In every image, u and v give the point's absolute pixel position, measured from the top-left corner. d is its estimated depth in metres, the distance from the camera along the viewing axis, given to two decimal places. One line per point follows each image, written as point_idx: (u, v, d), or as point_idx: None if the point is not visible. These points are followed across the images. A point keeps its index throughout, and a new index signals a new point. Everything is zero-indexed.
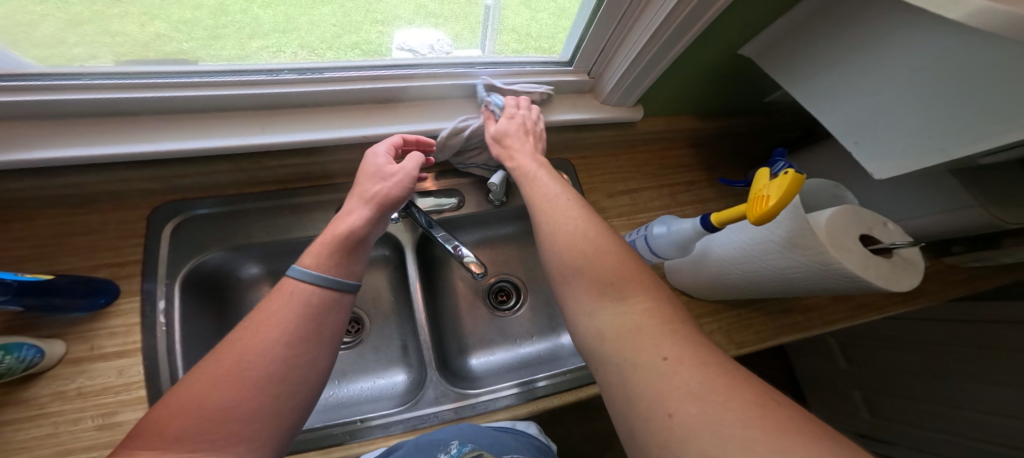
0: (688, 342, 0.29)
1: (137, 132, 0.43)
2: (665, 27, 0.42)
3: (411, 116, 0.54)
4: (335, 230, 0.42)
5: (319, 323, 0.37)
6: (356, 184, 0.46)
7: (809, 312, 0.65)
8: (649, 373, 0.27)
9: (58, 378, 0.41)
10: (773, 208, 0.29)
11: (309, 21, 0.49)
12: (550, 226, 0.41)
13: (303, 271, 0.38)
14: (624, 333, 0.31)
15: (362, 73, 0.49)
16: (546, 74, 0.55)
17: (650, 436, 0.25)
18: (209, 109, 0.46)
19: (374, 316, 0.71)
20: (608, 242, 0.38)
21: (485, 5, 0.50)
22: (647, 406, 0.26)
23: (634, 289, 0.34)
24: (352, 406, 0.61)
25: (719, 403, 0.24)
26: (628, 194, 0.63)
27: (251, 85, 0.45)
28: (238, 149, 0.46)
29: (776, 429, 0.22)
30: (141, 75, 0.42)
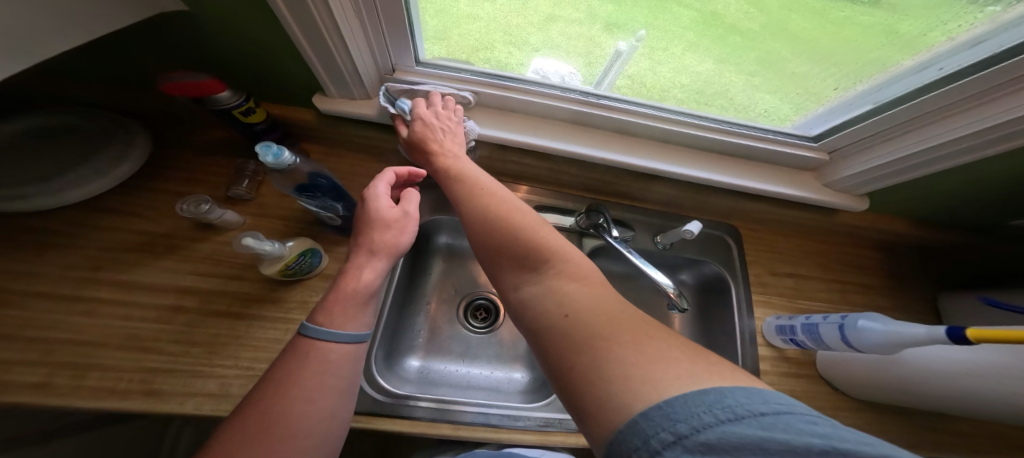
0: (587, 295, 0.34)
1: (428, 111, 0.55)
2: (949, 143, 0.46)
3: (647, 152, 0.59)
4: (347, 285, 0.44)
5: (331, 375, 0.40)
6: (357, 237, 0.47)
7: (964, 445, 0.61)
8: (558, 331, 0.32)
9: (309, 288, 0.49)
10: None
11: (459, 33, 0.55)
12: (480, 204, 0.45)
13: (318, 332, 0.40)
14: (540, 303, 0.35)
15: (634, 106, 0.56)
16: (784, 143, 0.58)
17: (571, 390, 0.29)
18: (489, 106, 0.58)
19: (508, 311, 0.76)
20: (515, 216, 0.43)
21: (618, 50, 0.57)
22: (565, 363, 0.30)
23: (541, 258, 0.38)
24: (476, 388, 0.67)
25: (620, 346, 0.28)
26: (793, 277, 0.64)
27: (538, 97, 0.56)
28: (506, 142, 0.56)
29: (670, 359, 0.27)
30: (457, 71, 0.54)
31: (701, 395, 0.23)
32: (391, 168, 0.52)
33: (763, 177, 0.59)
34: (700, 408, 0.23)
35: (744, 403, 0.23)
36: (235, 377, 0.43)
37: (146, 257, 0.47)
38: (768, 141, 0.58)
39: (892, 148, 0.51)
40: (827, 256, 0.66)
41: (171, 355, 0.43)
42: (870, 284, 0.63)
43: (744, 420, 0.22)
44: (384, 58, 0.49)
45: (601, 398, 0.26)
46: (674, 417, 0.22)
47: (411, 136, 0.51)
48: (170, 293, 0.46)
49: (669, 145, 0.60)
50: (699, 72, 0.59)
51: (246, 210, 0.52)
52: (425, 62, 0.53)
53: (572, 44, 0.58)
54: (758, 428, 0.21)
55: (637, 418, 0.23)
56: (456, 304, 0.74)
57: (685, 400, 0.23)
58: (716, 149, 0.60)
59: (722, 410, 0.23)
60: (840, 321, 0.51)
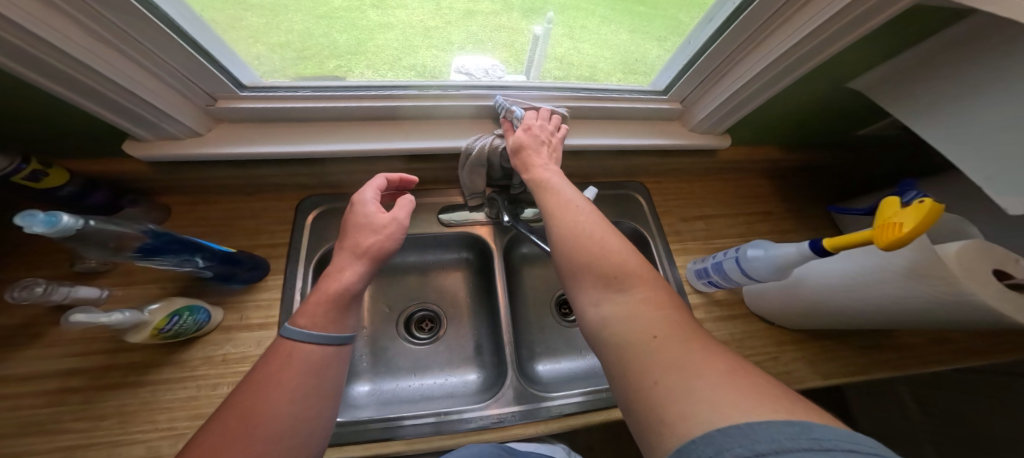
0: (667, 322, 0.35)
1: (286, 137, 0.51)
2: (772, 66, 0.45)
3: (512, 133, 0.59)
4: (329, 287, 0.45)
5: (313, 378, 0.40)
6: (345, 239, 0.50)
7: (904, 352, 0.62)
8: (642, 350, 0.33)
9: (210, 343, 0.49)
10: (908, 235, 0.30)
11: (375, 46, 0.71)
12: (567, 225, 0.45)
13: (300, 331, 0.41)
14: (621, 322, 0.36)
15: (485, 92, 0.57)
16: (641, 101, 0.58)
17: (643, 404, 0.30)
18: (352, 117, 0.54)
19: (451, 315, 0.74)
20: (617, 245, 0.43)
21: (533, 41, 0.74)
22: (637, 380, 0.31)
23: (635, 282, 0.39)
24: (428, 400, 0.65)
25: (700, 376, 0.29)
26: (703, 220, 0.65)
27: (386, 99, 0.53)
28: (369, 152, 0.53)
29: (756, 396, 0.27)
30: (298, 88, 0.50)
31: (785, 426, 0.24)
32: (383, 174, 0.56)
33: (629, 133, 0.60)
34: (783, 437, 0.23)
35: (834, 440, 0.23)
36: (154, 439, 0.42)
37: (22, 347, 0.45)
38: (626, 100, 0.58)
39: (729, 84, 0.50)
40: (727, 193, 0.68)
41: (80, 432, 0.42)
42: (767, 212, 0.66)
43: (830, 452, 0.22)
44: (195, 92, 0.45)
45: (672, 411, 0.28)
46: (753, 437, 0.23)
47: (519, 142, 0.52)
48: (54, 377, 0.44)
49: (530, 122, 0.60)
50: (617, 46, 0.74)
51: (107, 281, 0.48)
52: (251, 86, 0.49)
53: (496, 43, 0.76)
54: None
55: (711, 433, 0.24)
56: (397, 321, 0.73)
57: (765, 427, 0.24)
58: (586, 116, 0.60)
59: (806, 440, 0.23)
60: (736, 255, 0.52)
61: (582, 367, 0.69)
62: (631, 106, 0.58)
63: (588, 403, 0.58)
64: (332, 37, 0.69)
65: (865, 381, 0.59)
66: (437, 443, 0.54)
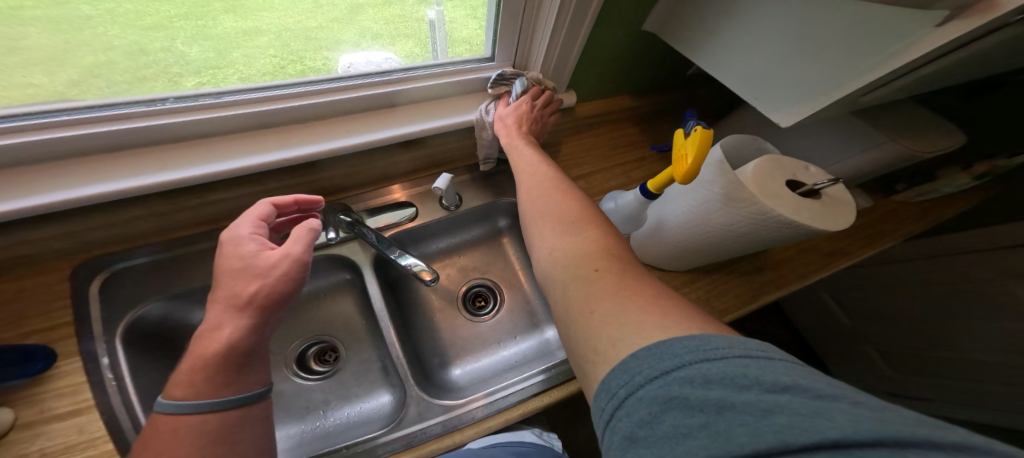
0: (616, 258, 0.34)
1: (28, 185, 0.41)
2: (565, 7, 0.46)
3: (335, 133, 0.54)
4: (206, 350, 0.39)
5: (211, 449, 0.37)
6: (218, 287, 0.42)
7: (784, 268, 0.65)
8: (581, 282, 0.32)
9: (15, 442, 0.39)
10: (693, 165, 0.30)
11: (243, 55, 0.49)
12: (526, 188, 0.48)
13: (177, 404, 0.37)
14: (563, 259, 0.35)
15: (269, 93, 0.50)
16: (470, 71, 0.59)
17: (578, 336, 0.30)
18: (119, 148, 0.46)
19: (350, 341, 0.69)
20: (572, 198, 0.43)
21: (429, 18, 0.54)
22: (576, 311, 0.31)
23: (586, 225, 0.39)
24: (338, 436, 0.59)
25: (629, 305, 0.28)
26: (583, 178, 0.62)
27: (146, 119, 0.45)
28: (136, 191, 0.44)
29: (680, 318, 0.26)
30: (10, 117, 0.39)
31: (688, 341, 0.23)
32: (270, 198, 0.49)
33: (461, 110, 0.60)
34: (687, 353, 0.22)
35: (729, 347, 0.22)
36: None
37: None
38: (447, 74, 0.58)
39: (542, 35, 0.51)
40: (599, 147, 0.65)
41: None
42: (642, 158, 0.64)
43: (726, 360, 0.21)
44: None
45: (605, 337, 0.27)
46: (661, 358, 0.23)
47: (502, 115, 0.56)
48: None
49: (339, 120, 0.55)
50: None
51: None
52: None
53: (392, 29, 0.54)
54: (737, 370, 0.21)
55: (628, 358, 0.24)
56: (287, 362, 0.66)
57: (672, 344, 0.23)
58: (415, 98, 0.58)
59: (702, 352, 0.22)
60: None
61: (498, 363, 0.66)
62: (456, 79, 0.59)
63: (500, 401, 0.54)
64: (176, 50, 0.45)
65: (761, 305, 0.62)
66: None
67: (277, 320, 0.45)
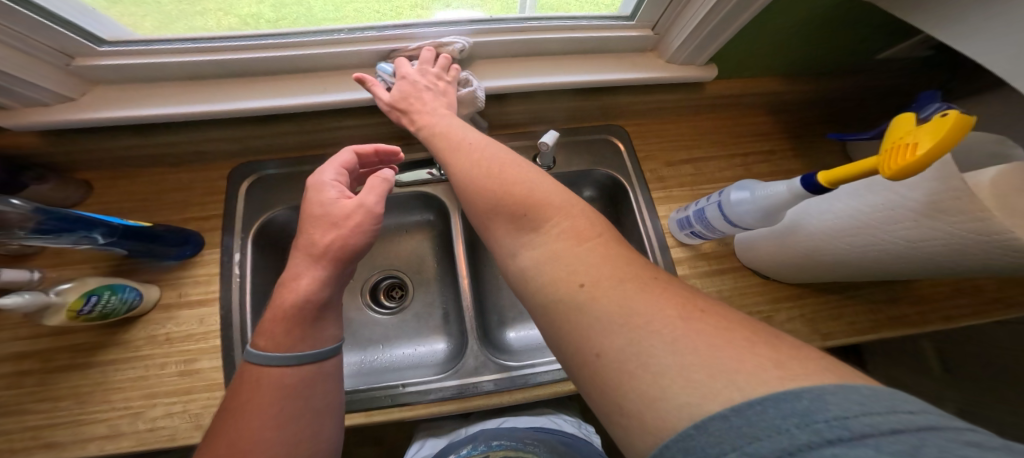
0: (595, 256, 0.27)
1: (206, 94, 0.45)
2: None
3: (469, 75, 0.49)
4: (288, 299, 0.41)
5: (298, 401, 0.40)
6: (301, 235, 0.43)
7: (923, 304, 0.56)
8: (569, 305, 0.26)
9: (151, 322, 0.47)
10: (920, 159, 0.23)
11: (355, 9, 0.45)
12: (457, 174, 0.37)
13: (262, 356, 0.39)
14: (546, 268, 0.29)
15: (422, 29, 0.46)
16: (598, 31, 0.46)
17: (588, 376, 0.24)
18: (279, 72, 0.47)
19: (418, 282, 0.71)
20: (523, 180, 0.34)
21: None
22: (579, 348, 0.25)
23: (546, 215, 0.31)
24: (396, 369, 0.63)
25: (650, 329, 0.22)
26: (692, 163, 0.56)
27: (309, 47, 0.45)
28: (294, 109, 0.46)
29: (709, 344, 0.20)
30: (221, 41, 0.43)
31: (780, 401, 0.17)
32: (349, 147, 0.50)
33: (596, 69, 0.49)
34: (792, 424, 0.16)
35: (902, 409, 0.16)
36: (120, 415, 0.43)
37: None
38: (580, 31, 0.47)
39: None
40: (720, 130, 0.57)
41: (41, 415, 0.43)
42: (772, 150, 0.55)
43: (915, 431, 0.14)
44: (42, 50, 0.37)
45: (635, 389, 0.21)
46: (796, 419, 0.16)
47: (400, 95, 0.43)
48: (6, 362, 0.44)
49: (480, 63, 0.49)
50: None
51: (41, 262, 0.44)
52: (113, 41, 0.40)
53: None
54: (941, 445, 0.14)
55: (687, 432, 0.18)
56: (362, 291, 0.70)
57: (804, 399, 0.16)
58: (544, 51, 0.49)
59: (824, 426, 0.15)
60: (718, 199, 0.45)
61: None
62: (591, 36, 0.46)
63: (561, 373, 0.54)
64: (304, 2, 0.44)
65: (875, 339, 0.54)
66: (398, 413, 0.52)
67: (350, 273, 0.46)
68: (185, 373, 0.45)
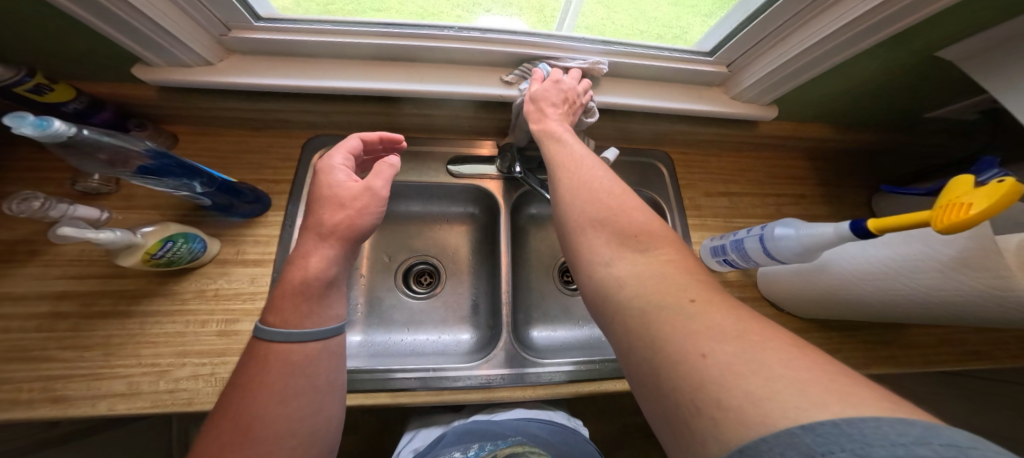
0: (707, 285, 0.27)
1: (312, 69, 0.45)
2: (849, 25, 0.38)
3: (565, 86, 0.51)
4: (296, 276, 0.41)
5: (309, 376, 0.40)
6: (309, 215, 0.44)
7: (912, 350, 0.61)
8: (674, 314, 0.24)
9: (204, 276, 0.47)
10: (975, 217, 0.28)
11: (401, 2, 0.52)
12: (569, 181, 0.38)
13: (267, 330, 0.39)
14: (648, 280, 0.27)
15: (527, 38, 0.48)
16: (683, 61, 0.50)
17: (680, 385, 0.21)
18: (384, 58, 0.47)
19: (450, 272, 0.72)
20: (629, 202, 0.35)
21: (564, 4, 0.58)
22: (676, 351, 0.22)
23: (657, 241, 0.31)
24: (421, 354, 0.65)
25: (763, 345, 0.21)
26: (728, 196, 0.60)
27: (420, 39, 0.46)
28: (399, 95, 0.46)
29: (826, 372, 0.19)
30: (341, 24, 0.43)
31: (904, 426, 0.16)
32: (357, 135, 0.50)
33: (660, 96, 0.52)
34: (908, 441, 0.15)
35: (981, 452, 0.15)
36: (142, 374, 0.44)
37: (9, 267, 0.44)
38: (662, 59, 0.50)
39: (784, 50, 0.44)
40: (758, 171, 0.62)
41: (65, 362, 0.42)
42: (802, 194, 0.60)
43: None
44: (209, 20, 0.38)
45: (743, 393, 0.19)
46: (862, 439, 0.15)
47: (539, 92, 0.46)
48: (45, 299, 0.44)
49: (577, 76, 0.52)
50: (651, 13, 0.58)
51: (111, 202, 0.44)
52: (267, 18, 0.41)
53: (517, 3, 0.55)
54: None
55: (793, 431, 0.16)
56: (395, 273, 0.71)
57: (879, 425, 0.16)
58: (627, 73, 0.52)
59: (937, 446, 0.15)
60: (761, 233, 0.48)
61: (575, 337, 0.68)
62: (671, 66, 0.50)
63: (584, 373, 0.57)
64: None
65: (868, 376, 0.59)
66: (425, 397, 0.53)
67: (354, 257, 0.47)
68: (224, 334, 0.46)
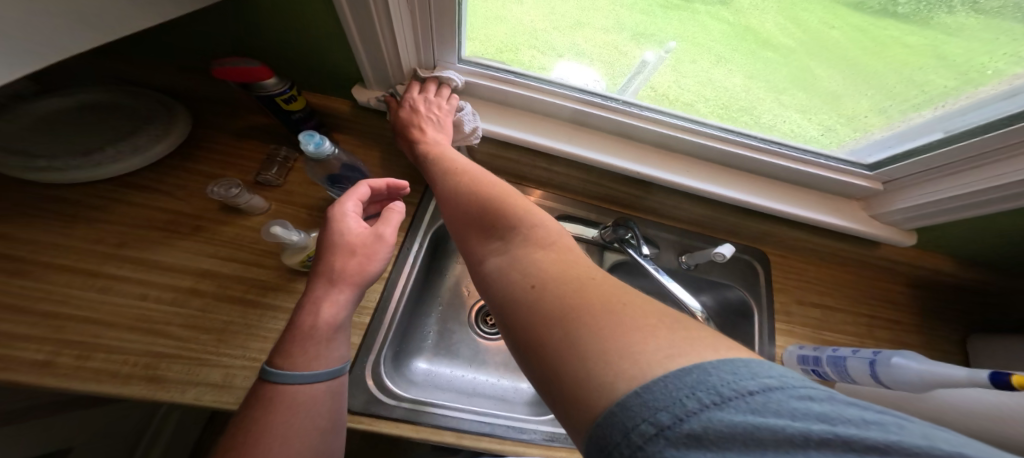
0: (554, 264, 0.29)
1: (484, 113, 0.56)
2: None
3: (701, 175, 0.55)
4: (308, 323, 0.39)
5: (315, 416, 0.37)
6: (322, 264, 0.42)
7: None
8: (518, 303, 0.28)
9: None
10: None
11: (485, 34, 0.53)
12: (442, 182, 0.45)
13: (280, 377, 0.37)
14: (508, 273, 0.31)
15: (679, 122, 0.53)
16: (839, 168, 0.54)
17: (540, 380, 0.24)
18: (542, 113, 0.57)
19: None
20: (485, 194, 0.40)
21: (643, 60, 0.54)
22: (527, 345, 0.26)
23: (508, 227, 0.35)
24: (483, 395, 0.64)
25: (579, 321, 0.23)
26: (821, 308, 0.59)
27: (579, 103, 0.54)
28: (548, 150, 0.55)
29: (631, 329, 0.22)
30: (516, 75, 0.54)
31: (726, 366, 0.19)
32: (366, 182, 0.48)
33: (784, 198, 0.55)
34: (685, 393, 0.18)
35: (732, 380, 0.18)
36: (240, 367, 0.42)
37: (168, 236, 0.48)
38: (818, 165, 0.54)
39: (948, 187, 0.47)
40: (857, 287, 0.62)
41: (178, 341, 0.42)
42: (896, 320, 0.60)
43: (733, 403, 0.17)
44: (425, 52, 0.51)
45: (574, 376, 0.21)
46: (654, 405, 0.18)
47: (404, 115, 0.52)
48: (189, 275, 0.46)
49: (705, 164, 0.56)
50: (727, 87, 0.54)
51: (274, 195, 0.54)
52: (466, 61, 0.53)
53: (596, 52, 0.54)
54: (749, 414, 0.17)
55: (612, 409, 0.19)
56: (470, 307, 0.73)
57: (665, 384, 0.18)
58: (748, 168, 0.56)
59: (704, 392, 0.18)
60: (871, 356, 0.46)
61: None
62: (801, 168, 0.54)
63: None
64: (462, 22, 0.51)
65: None
66: (489, 444, 0.52)
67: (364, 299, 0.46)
68: None
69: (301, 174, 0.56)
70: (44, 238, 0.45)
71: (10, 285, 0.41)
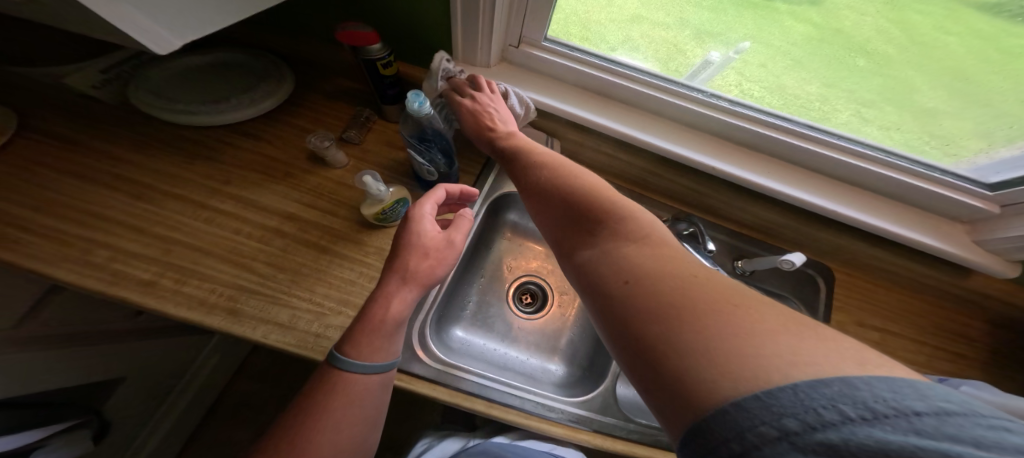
0: (656, 261, 0.29)
1: (558, 92, 0.56)
2: None
3: (785, 177, 0.53)
4: (378, 314, 0.40)
5: (364, 407, 0.39)
6: (397, 259, 0.43)
7: None
8: (616, 297, 0.28)
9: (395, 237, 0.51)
10: None
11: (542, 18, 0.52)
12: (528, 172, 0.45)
13: (346, 362, 0.38)
14: (600, 266, 0.32)
15: (768, 120, 0.52)
16: (949, 186, 0.50)
17: (633, 365, 0.25)
18: (620, 100, 0.56)
19: (559, 303, 0.74)
20: (571, 188, 0.40)
21: (706, 59, 0.52)
22: (623, 336, 0.26)
23: (600, 221, 0.35)
24: (513, 370, 0.66)
25: (688, 318, 0.23)
26: (881, 331, 0.57)
27: (659, 92, 0.53)
28: (623, 137, 0.54)
29: (750, 330, 0.22)
30: (600, 58, 0.54)
31: (882, 382, 0.18)
32: (445, 185, 0.49)
33: (875, 212, 0.52)
34: (823, 402, 0.18)
35: (890, 398, 0.17)
36: (307, 310, 0.44)
37: (260, 179, 0.52)
38: (930, 179, 0.50)
39: None
40: (924, 315, 0.59)
41: (259, 278, 0.45)
42: (963, 355, 0.56)
43: (889, 420, 0.16)
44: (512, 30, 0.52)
45: (679, 371, 0.22)
46: (779, 411, 0.18)
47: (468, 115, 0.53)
48: (275, 216, 0.49)
49: (788, 166, 0.54)
50: (798, 95, 0.52)
51: (351, 152, 0.56)
52: (551, 40, 0.54)
53: (653, 49, 0.53)
54: (910, 433, 0.16)
55: (725, 408, 0.19)
56: (511, 286, 0.74)
57: (795, 392, 0.18)
58: (827, 174, 0.54)
59: (854, 407, 0.17)
60: None
61: None
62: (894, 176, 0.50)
63: None
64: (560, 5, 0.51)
65: None
66: (516, 416, 0.52)
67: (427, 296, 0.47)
68: None
69: (378, 135, 0.58)
70: (161, 169, 0.50)
71: (135, 208, 0.46)
